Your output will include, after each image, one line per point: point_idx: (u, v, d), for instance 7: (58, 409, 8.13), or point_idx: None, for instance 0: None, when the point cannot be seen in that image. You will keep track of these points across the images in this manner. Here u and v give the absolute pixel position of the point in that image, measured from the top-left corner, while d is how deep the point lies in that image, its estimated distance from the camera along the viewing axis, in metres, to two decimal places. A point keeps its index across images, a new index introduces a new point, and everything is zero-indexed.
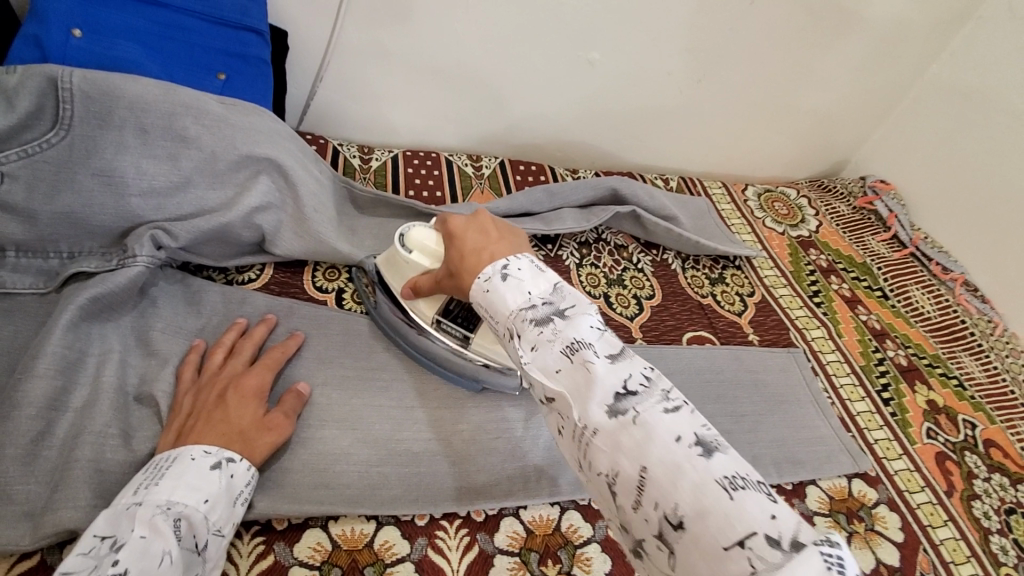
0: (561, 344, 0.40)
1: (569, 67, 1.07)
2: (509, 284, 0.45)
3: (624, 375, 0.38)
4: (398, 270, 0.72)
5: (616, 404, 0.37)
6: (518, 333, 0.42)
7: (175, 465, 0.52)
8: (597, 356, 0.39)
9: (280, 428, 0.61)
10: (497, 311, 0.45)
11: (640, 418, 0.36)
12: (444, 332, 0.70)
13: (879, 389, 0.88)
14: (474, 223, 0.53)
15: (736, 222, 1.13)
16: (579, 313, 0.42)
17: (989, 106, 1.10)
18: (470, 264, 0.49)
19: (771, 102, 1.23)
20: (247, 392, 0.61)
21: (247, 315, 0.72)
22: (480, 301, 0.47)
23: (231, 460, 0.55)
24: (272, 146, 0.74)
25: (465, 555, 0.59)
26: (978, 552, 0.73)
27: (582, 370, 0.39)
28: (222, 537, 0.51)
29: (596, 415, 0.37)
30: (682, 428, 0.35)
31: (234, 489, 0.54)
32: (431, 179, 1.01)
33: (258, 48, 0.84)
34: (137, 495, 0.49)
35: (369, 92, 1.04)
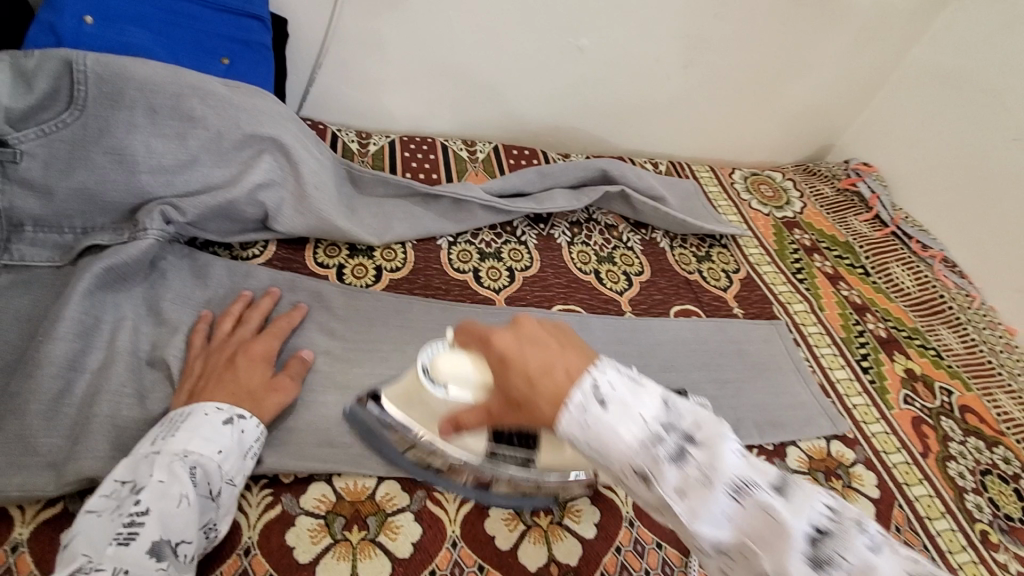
0: (724, 489, 0.37)
1: (560, 53, 1.10)
2: (618, 414, 0.40)
3: (809, 514, 0.37)
4: (424, 403, 0.59)
5: (816, 552, 0.36)
6: (657, 476, 0.38)
7: (190, 419, 0.56)
8: (772, 497, 0.37)
9: (287, 389, 0.64)
10: (610, 449, 0.40)
11: (851, 566, 0.35)
12: (501, 464, 0.60)
13: (859, 358, 0.92)
14: (522, 333, 0.45)
15: (723, 204, 1.16)
16: (715, 438, 0.39)
17: (967, 89, 1.14)
18: (548, 392, 0.42)
19: (758, 87, 1.26)
20: (255, 356, 0.64)
21: (252, 288, 0.76)
22: (581, 438, 0.41)
23: (242, 417, 0.58)
24: (274, 126, 0.78)
25: (462, 506, 0.62)
26: (953, 508, 0.76)
27: (765, 517, 0.37)
28: (234, 486, 0.55)
29: (797, 568, 0.35)
30: (888, 566, 0.35)
31: (245, 443, 0.57)
32: (427, 163, 1.05)
33: (259, 34, 0.87)
34: (155, 445, 0.53)
35: (367, 78, 1.07)
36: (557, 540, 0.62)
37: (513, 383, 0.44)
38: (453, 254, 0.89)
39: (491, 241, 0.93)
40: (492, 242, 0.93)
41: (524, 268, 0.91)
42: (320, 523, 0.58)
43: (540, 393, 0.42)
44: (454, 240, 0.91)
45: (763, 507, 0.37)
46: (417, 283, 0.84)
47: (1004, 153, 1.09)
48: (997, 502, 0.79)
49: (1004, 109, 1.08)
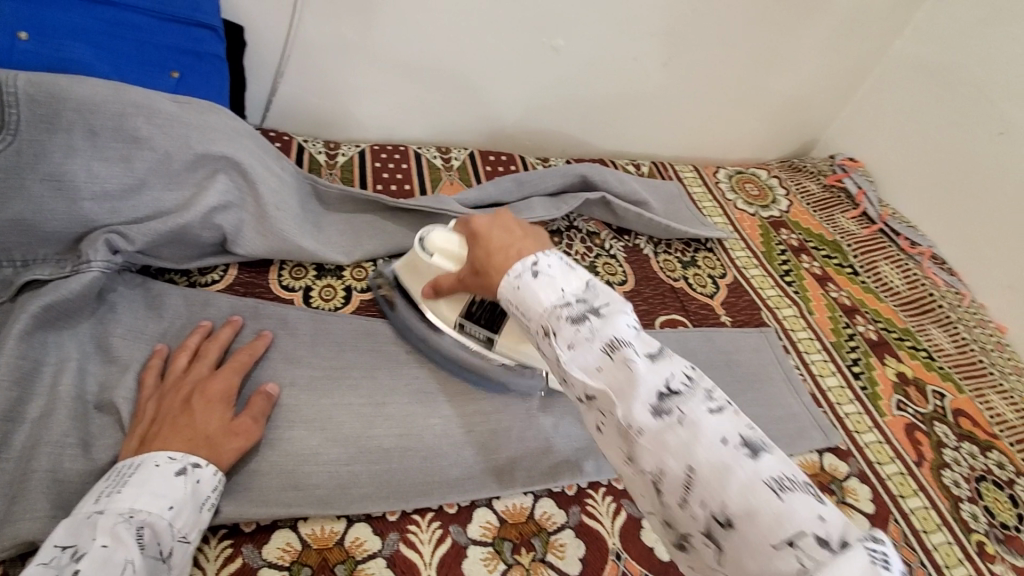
0: (601, 342, 0.42)
1: (534, 54, 1.06)
2: (540, 279, 0.47)
3: (666, 375, 0.40)
4: (418, 274, 0.74)
5: (660, 406, 0.39)
6: (552, 330, 0.44)
7: (138, 472, 0.51)
8: (637, 355, 0.41)
9: (248, 433, 0.59)
10: (526, 304, 0.47)
11: (689, 418, 0.38)
12: (470, 337, 0.72)
13: (850, 363, 0.89)
14: (499, 221, 0.56)
15: (708, 205, 1.13)
16: (614, 311, 0.44)
17: (950, 79, 1.12)
18: (498, 262, 0.52)
19: (741, 84, 1.23)
20: (212, 396, 0.60)
21: (211, 318, 0.71)
22: (509, 297, 0.49)
23: (197, 466, 0.54)
24: (228, 143, 0.73)
25: (438, 548, 0.59)
26: (949, 520, 0.74)
27: (625, 369, 0.40)
28: (188, 543, 0.51)
29: (640, 413, 0.39)
30: (727, 430, 0.37)
31: (201, 494, 0.53)
32: (399, 173, 1.00)
33: (213, 45, 0.83)
34: (99, 504, 0.49)
35: (332, 86, 1.02)
36: None
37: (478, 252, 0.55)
38: None
39: None
40: None
41: None
42: None
43: (491, 257, 0.53)
44: None
45: (628, 362, 0.41)
46: None
47: (990, 147, 1.07)
48: (992, 510, 0.77)
49: (988, 99, 1.06)
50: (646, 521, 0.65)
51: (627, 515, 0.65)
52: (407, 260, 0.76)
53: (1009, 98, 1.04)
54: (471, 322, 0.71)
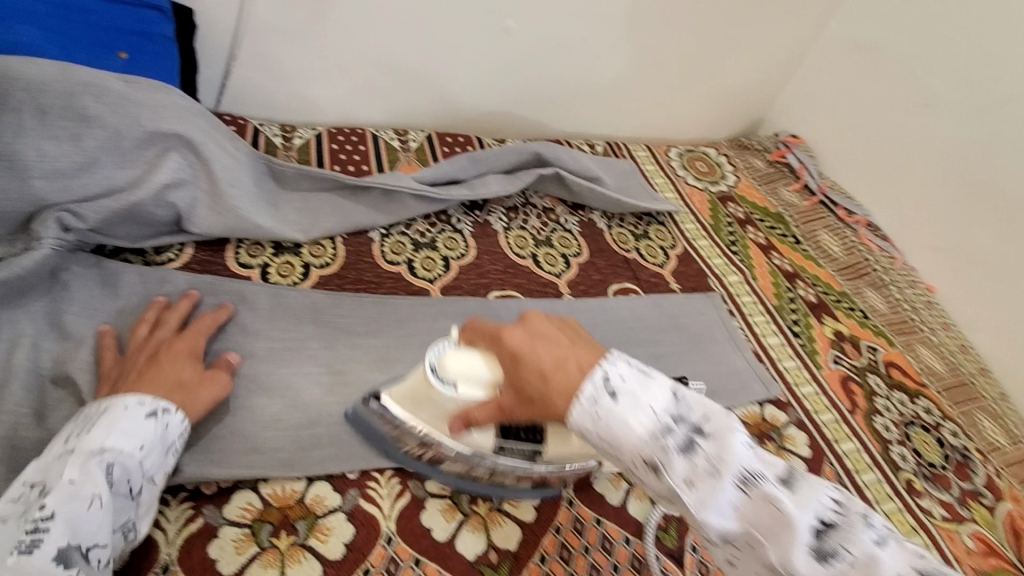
0: (734, 480, 0.43)
1: (486, 36, 1.09)
2: (625, 405, 0.46)
3: (813, 509, 0.42)
4: (431, 403, 0.61)
5: (820, 546, 0.41)
6: (668, 469, 0.44)
7: (107, 414, 0.53)
8: (779, 489, 0.42)
9: (220, 382, 0.62)
10: (622, 438, 0.46)
11: (855, 557, 0.40)
12: (512, 459, 0.61)
13: (791, 324, 0.95)
14: (534, 331, 0.53)
15: (660, 181, 1.18)
16: (725, 433, 0.45)
17: (876, 57, 1.20)
18: (561, 385, 0.49)
19: (688, 65, 1.28)
20: (178, 354, 0.62)
21: (167, 295, 0.72)
22: (592, 426, 0.47)
23: (166, 410, 0.55)
24: (180, 121, 0.74)
25: (398, 501, 0.62)
26: (880, 461, 0.80)
27: (770, 508, 0.42)
28: (154, 484, 0.53)
29: (800, 558, 0.40)
30: (890, 564, 0.40)
31: (169, 438, 0.55)
32: (357, 154, 1.01)
33: (161, 26, 0.83)
34: (69, 443, 0.51)
35: (286, 69, 1.02)
36: (496, 525, 0.62)
37: (530, 374, 0.50)
38: (386, 247, 0.87)
39: (426, 231, 0.91)
40: (426, 232, 0.91)
41: (459, 256, 0.90)
42: (245, 532, 0.56)
43: (555, 381, 0.49)
44: (388, 233, 0.89)
45: (769, 499, 0.42)
46: (349, 278, 0.82)
47: (916, 119, 1.14)
48: (921, 451, 0.83)
49: (912, 75, 1.14)
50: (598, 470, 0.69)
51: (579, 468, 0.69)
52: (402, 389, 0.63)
53: (931, 72, 1.11)
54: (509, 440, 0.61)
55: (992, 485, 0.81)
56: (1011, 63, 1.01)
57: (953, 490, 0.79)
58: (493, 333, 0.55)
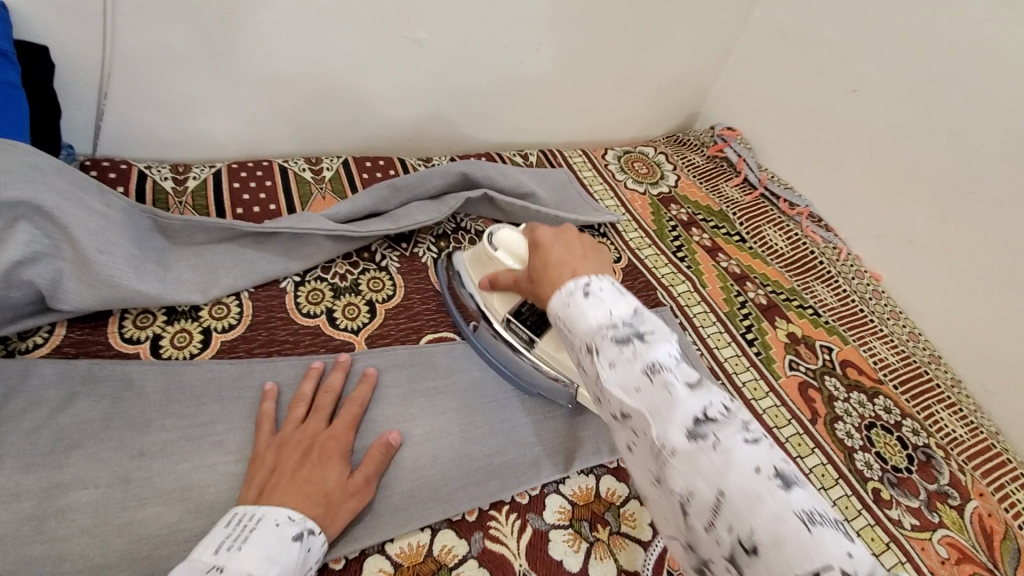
0: (642, 363, 0.41)
1: (395, 49, 0.99)
2: (591, 302, 0.47)
3: (707, 403, 0.39)
4: (482, 265, 0.77)
5: (696, 431, 0.38)
6: (597, 347, 0.44)
7: (259, 529, 0.49)
8: (677, 378, 0.40)
9: (361, 493, 0.59)
10: (574, 321, 0.47)
11: (726, 446, 0.37)
12: (510, 331, 0.75)
13: (743, 331, 0.91)
14: (563, 240, 0.61)
15: (599, 188, 1.12)
16: (658, 338, 0.44)
17: (805, 44, 1.17)
18: (552, 272, 0.56)
19: (616, 61, 1.22)
20: (332, 452, 0.60)
21: (34, 390, 0.61)
22: (559, 313, 0.49)
23: (312, 532, 0.52)
24: (27, 184, 0.62)
25: None
26: (845, 472, 0.77)
27: (664, 390, 0.40)
28: None
29: (675, 436, 0.38)
30: (761, 461, 0.36)
31: (307, 565, 0.51)
32: (263, 192, 0.91)
33: (6, 74, 0.71)
34: (219, 556, 0.46)
35: (170, 103, 0.91)
36: None
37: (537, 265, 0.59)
38: (301, 297, 0.78)
39: (346, 274, 0.83)
40: (347, 274, 0.83)
41: (386, 298, 0.81)
42: None
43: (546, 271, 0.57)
44: (302, 280, 0.80)
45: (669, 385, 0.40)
46: (258, 340, 0.72)
47: (847, 104, 1.12)
48: (884, 455, 0.80)
49: (841, 59, 1.12)
50: (553, 533, 0.64)
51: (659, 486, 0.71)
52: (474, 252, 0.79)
53: (858, 55, 1.09)
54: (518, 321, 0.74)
55: (958, 483, 0.79)
56: (935, 42, 0.98)
57: (920, 495, 0.77)
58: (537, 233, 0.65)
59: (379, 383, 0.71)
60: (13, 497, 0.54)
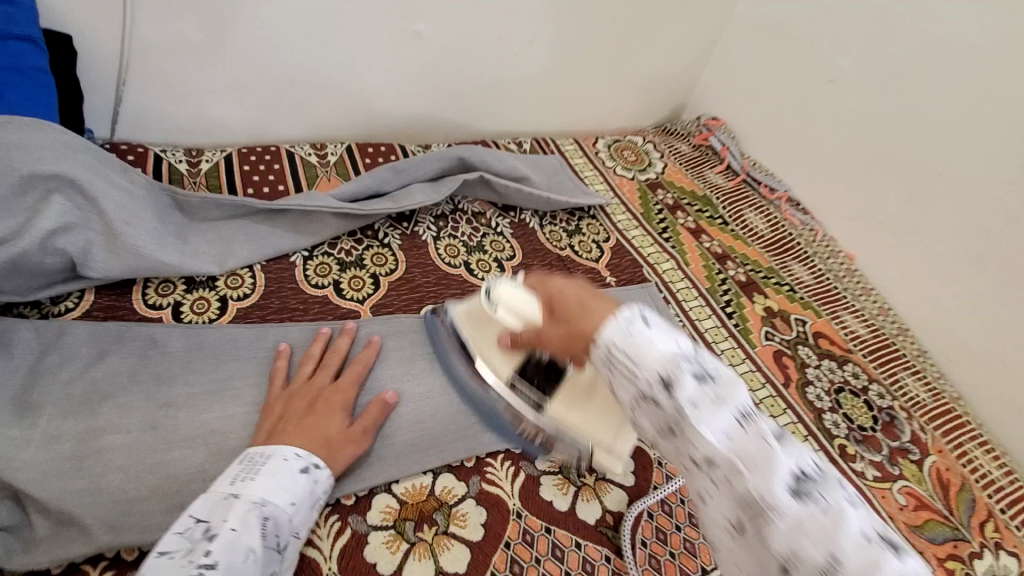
0: (733, 412, 0.41)
1: (395, 41, 1.05)
2: (657, 333, 0.45)
3: (800, 460, 0.40)
4: (477, 322, 0.71)
5: (799, 489, 0.38)
6: (679, 386, 0.41)
7: (269, 463, 0.56)
8: (769, 431, 0.40)
9: (360, 441, 0.64)
10: (639, 353, 0.44)
11: (832, 507, 0.37)
12: (517, 397, 0.68)
13: (723, 305, 0.98)
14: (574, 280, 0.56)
15: (589, 174, 1.18)
16: (736, 385, 0.43)
17: (784, 38, 1.24)
18: (594, 309, 0.49)
19: (606, 54, 1.28)
20: (334, 404, 0.65)
21: (67, 348, 0.67)
22: (621, 345, 0.45)
23: (317, 467, 0.58)
24: (60, 161, 0.68)
25: (338, 540, 0.60)
26: (814, 430, 0.84)
27: (759, 442, 0.39)
28: (298, 539, 0.55)
29: (780, 493, 0.37)
30: (867, 525, 0.37)
31: (315, 494, 0.58)
32: (272, 174, 0.97)
33: (35, 58, 0.77)
34: (234, 486, 0.53)
35: (183, 90, 0.96)
36: (443, 550, 0.62)
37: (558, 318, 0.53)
38: (310, 269, 0.84)
39: (351, 249, 0.88)
40: (352, 250, 0.88)
41: (389, 272, 0.87)
42: None
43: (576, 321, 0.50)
44: (310, 254, 0.85)
45: (762, 437, 0.40)
46: (271, 308, 0.78)
47: (824, 95, 1.19)
48: (850, 416, 0.87)
49: (817, 53, 1.18)
50: (544, 478, 0.70)
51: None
52: (468, 304, 0.73)
53: (833, 49, 1.15)
54: (523, 385, 0.67)
55: (918, 440, 0.86)
56: (906, 36, 1.04)
57: (883, 451, 0.84)
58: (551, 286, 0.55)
59: (383, 346, 0.77)
60: (54, 440, 0.60)
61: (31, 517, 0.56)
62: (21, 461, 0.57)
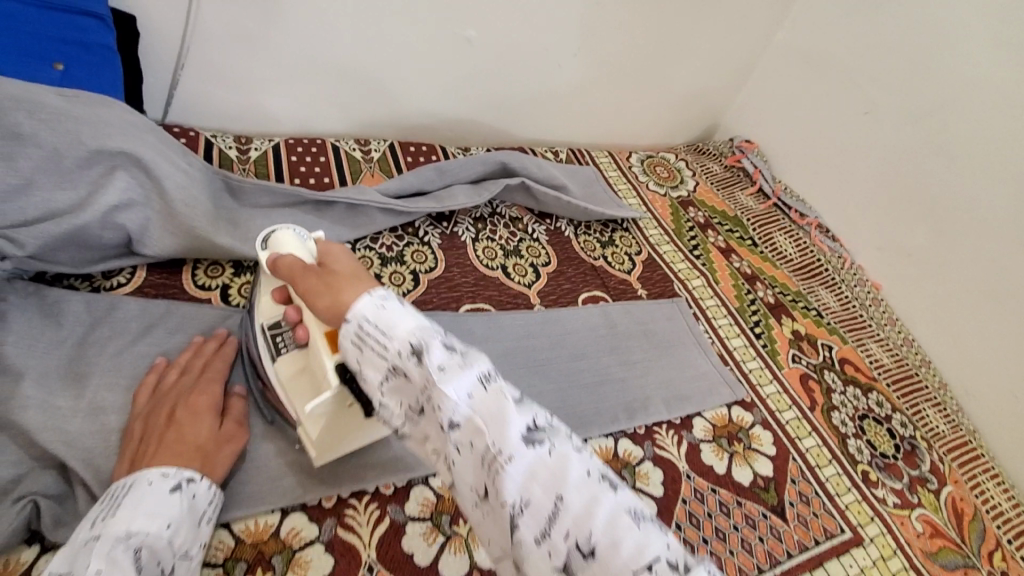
0: (476, 371, 0.45)
1: (445, 45, 1.08)
2: (403, 303, 0.48)
3: (530, 413, 0.44)
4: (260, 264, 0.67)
5: (532, 437, 0.42)
6: (427, 352, 0.44)
7: (131, 493, 0.51)
8: (508, 390, 0.44)
9: (236, 439, 0.61)
10: (390, 325, 0.46)
11: (559, 452, 0.42)
12: (262, 343, 0.63)
13: (752, 325, 0.99)
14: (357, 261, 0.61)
15: (623, 187, 1.20)
16: (476, 349, 0.47)
17: (823, 66, 1.25)
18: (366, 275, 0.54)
19: (645, 70, 1.30)
20: (200, 409, 0.60)
21: (118, 322, 0.68)
22: (370, 311, 0.47)
23: (191, 480, 0.54)
24: (127, 138, 0.70)
25: (377, 527, 0.61)
26: (838, 455, 0.84)
27: (498, 399, 0.43)
28: (190, 559, 0.51)
29: (514, 444, 0.41)
30: (589, 466, 0.42)
31: (197, 509, 0.54)
32: (317, 166, 0.99)
33: (101, 35, 0.80)
34: (93, 529, 0.48)
35: (238, 80, 0.99)
36: (479, 546, 0.63)
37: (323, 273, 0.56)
38: None
39: (393, 245, 0.89)
40: (393, 245, 0.89)
41: (428, 270, 0.88)
42: (219, 572, 0.55)
43: (341, 279, 0.53)
44: (353, 248, 0.87)
45: (502, 396, 0.44)
46: None
47: (858, 124, 1.20)
48: (874, 443, 0.88)
49: (855, 84, 1.20)
50: None
51: (688, 443, 0.79)
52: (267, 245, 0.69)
53: (870, 80, 1.17)
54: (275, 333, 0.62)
55: (937, 470, 0.87)
56: (940, 74, 1.07)
57: (904, 479, 0.85)
58: (335, 254, 0.59)
59: None
60: (102, 411, 0.61)
61: (78, 485, 0.57)
62: (72, 429, 0.58)
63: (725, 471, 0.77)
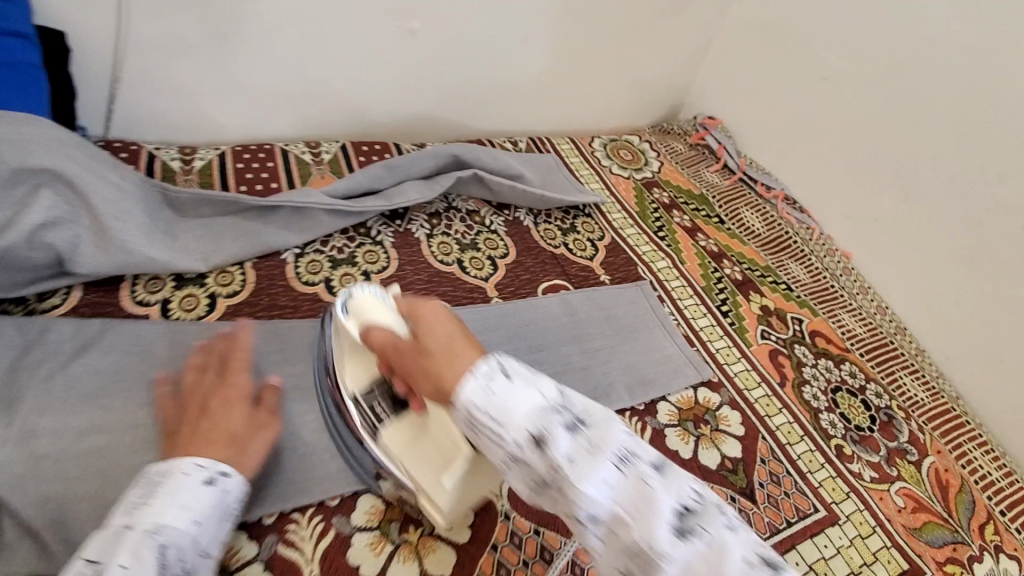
0: (609, 455, 0.43)
1: (389, 39, 1.05)
2: (516, 384, 0.46)
3: (677, 492, 0.42)
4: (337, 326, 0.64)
5: (682, 525, 0.41)
6: (551, 445, 0.43)
7: (167, 483, 0.50)
8: (647, 469, 0.43)
9: (269, 424, 0.61)
10: (504, 413, 0.45)
11: (713, 538, 0.40)
12: (359, 413, 0.62)
13: (719, 304, 0.97)
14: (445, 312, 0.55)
15: (585, 173, 1.17)
16: (601, 423, 0.45)
17: (781, 36, 1.23)
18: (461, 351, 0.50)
19: (600, 52, 1.27)
20: (230, 399, 0.60)
21: (52, 344, 0.66)
22: (477, 399, 0.46)
23: (225, 475, 0.54)
24: (50, 155, 0.67)
25: (321, 541, 0.59)
26: (811, 430, 0.83)
27: (640, 483, 0.42)
28: (209, 558, 0.51)
29: (666, 538, 0.40)
30: (747, 550, 0.40)
31: (226, 505, 0.53)
32: (264, 172, 0.96)
33: (26, 55, 0.76)
34: (128, 517, 0.48)
35: (178, 89, 0.96)
36: (429, 551, 0.61)
37: (417, 348, 0.53)
38: (301, 267, 0.83)
39: (343, 247, 0.87)
40: (344, 247, 0.87)
41: (380, 270, 0.86)
42: None
43: (438, 360, 0.50)
44: (302, 252, 0.85)
45: (641, 478, 0.42)
46: (261, 304, 0.78)
47: (820, 93, 1.18)
48: (847, 416, 0.86)
49: (813, 51, 1.18)
50: None
51: (653, 429, 0.77)
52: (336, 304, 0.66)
53: (828, 47, 1.15)
54: (369, 401, 0.62)
55: (916, 440, 0.85)
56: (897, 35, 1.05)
57: (880, 451, 0.83)
58: (422, 313, 0.54)
59: None
60: (33, 437, 0.59)
61: (7, 516, 0.55)
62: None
63: (691, 456, 0.75)
